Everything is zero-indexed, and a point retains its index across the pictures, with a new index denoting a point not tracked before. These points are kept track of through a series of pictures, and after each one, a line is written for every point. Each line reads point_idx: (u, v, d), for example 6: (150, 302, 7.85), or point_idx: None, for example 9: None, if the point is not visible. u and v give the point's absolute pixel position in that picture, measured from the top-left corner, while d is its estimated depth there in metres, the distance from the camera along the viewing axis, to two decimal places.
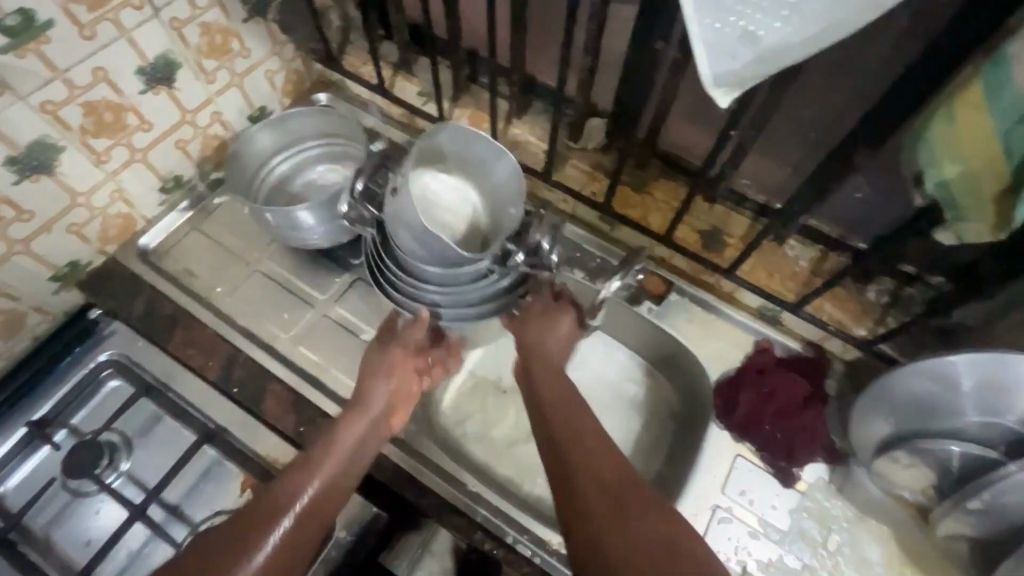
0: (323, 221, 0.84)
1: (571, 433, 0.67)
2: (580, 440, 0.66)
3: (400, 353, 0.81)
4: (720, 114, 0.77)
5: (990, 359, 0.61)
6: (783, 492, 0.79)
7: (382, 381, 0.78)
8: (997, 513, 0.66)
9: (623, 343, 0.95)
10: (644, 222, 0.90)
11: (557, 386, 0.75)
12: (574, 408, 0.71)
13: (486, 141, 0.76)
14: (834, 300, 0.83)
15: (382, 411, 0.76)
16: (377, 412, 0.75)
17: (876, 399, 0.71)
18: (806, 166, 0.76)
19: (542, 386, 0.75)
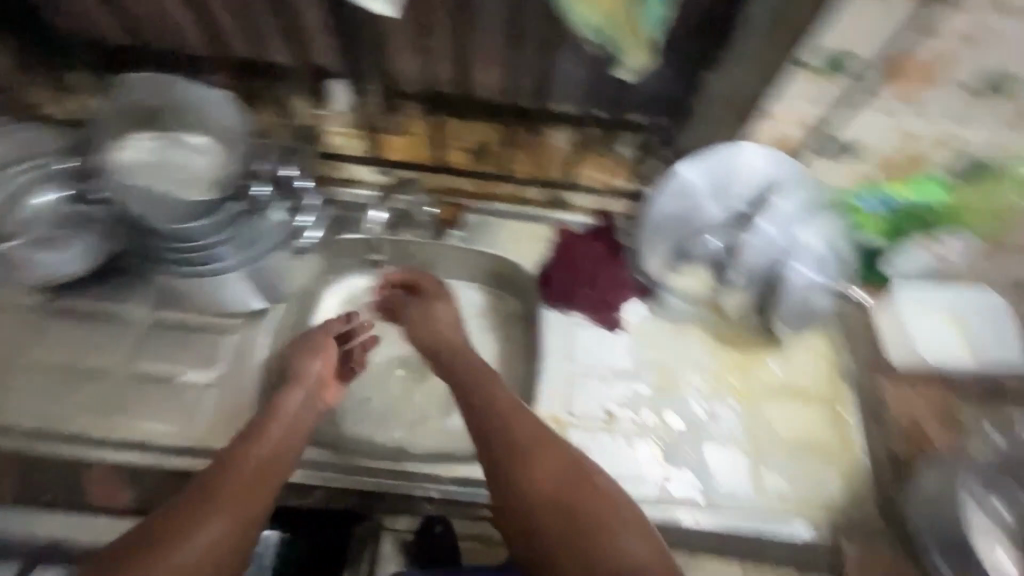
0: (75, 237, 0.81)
1: (505, 427, 0.69)
2: (512, 433, 0.68)
3: (320, 332, 0.80)
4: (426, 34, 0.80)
5: (710, 161, 0.81)
6: (617, 338, 0.90)
7: (314, 358, 0.77)
8: (750, 272, 0.83)
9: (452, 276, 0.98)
10: (417, 159, 0.95)
11: (480, 375, 0.75)
12: (496, 396, 0.72)
13: (180, 80, 0.71)
14: (596, 166, 0.94)
15: (315, 383, 0.75)
16: (310, 384, 0.75)
17: (651, 230, 0.87)
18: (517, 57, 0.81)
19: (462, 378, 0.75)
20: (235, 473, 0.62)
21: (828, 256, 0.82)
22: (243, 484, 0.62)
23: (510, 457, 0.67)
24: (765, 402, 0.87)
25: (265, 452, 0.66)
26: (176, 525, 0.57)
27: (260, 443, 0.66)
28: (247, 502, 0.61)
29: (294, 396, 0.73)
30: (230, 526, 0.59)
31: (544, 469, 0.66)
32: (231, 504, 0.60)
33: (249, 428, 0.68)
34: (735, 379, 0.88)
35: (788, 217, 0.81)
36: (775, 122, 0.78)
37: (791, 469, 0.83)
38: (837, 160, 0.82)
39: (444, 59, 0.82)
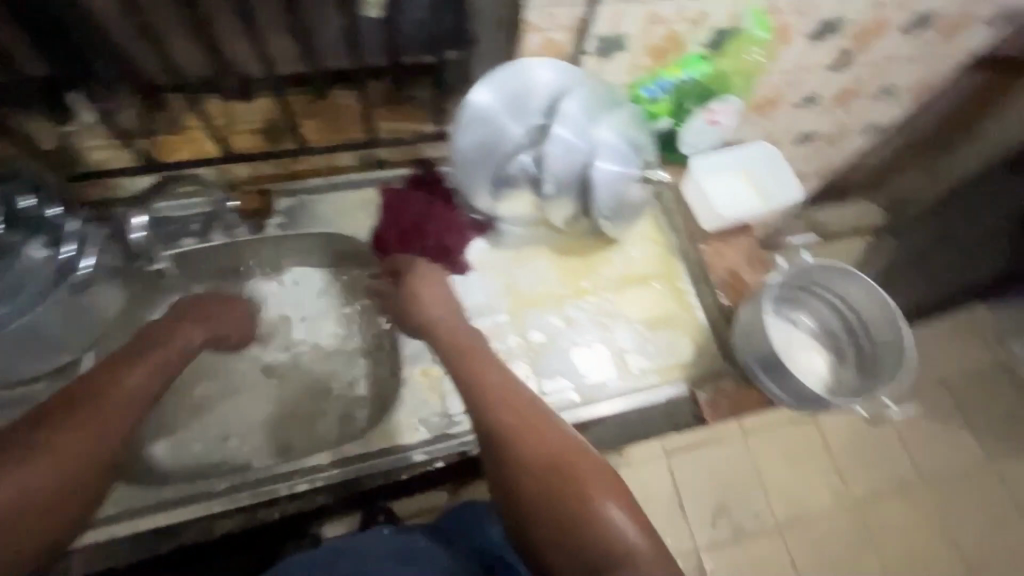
0: None
1: (530, 443, 0.66)
2: (528, 439, 0.66)
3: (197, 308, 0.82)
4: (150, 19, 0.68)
5: (499, 78, 0.82)
6: (465, 278, 0.93)
7: (183, 326, 0.78)
8: (564, 180, 0.86)
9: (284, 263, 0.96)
10: (204, 154, 0.87)
11: (511, 404, 0.70)
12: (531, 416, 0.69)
13: None
14: (397, 116, 0.91)
15: (187, 322, 0.79)
16: (184, 322, 0.78)
17: (467, 162, 0.86)
18: (271, 27, 0.72)
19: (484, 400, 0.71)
20: (77, 423, 0.62)
21: (626, 147, 0.88)
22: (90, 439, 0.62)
23: (511, 462, 0.65)
24: (612, 294, 0.94)
25: (109, 410, 0.65)
26: (8, 457, 0.58)
27: (108, 399, 0.65)
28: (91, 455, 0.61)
29: (151, 358, 0.71)
30: (90, 439, 0.62)
31: (569, 472, 0.62)
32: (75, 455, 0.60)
33: (118, 356, 0.70)
34: (581, 282, 0.94)
35: (583, 120, 0.85)
36: (537, 32, 0.80)
37: (646, 345, 0.91)
38: (607, 57, 0.86)
39: (185, 42, 0.71)
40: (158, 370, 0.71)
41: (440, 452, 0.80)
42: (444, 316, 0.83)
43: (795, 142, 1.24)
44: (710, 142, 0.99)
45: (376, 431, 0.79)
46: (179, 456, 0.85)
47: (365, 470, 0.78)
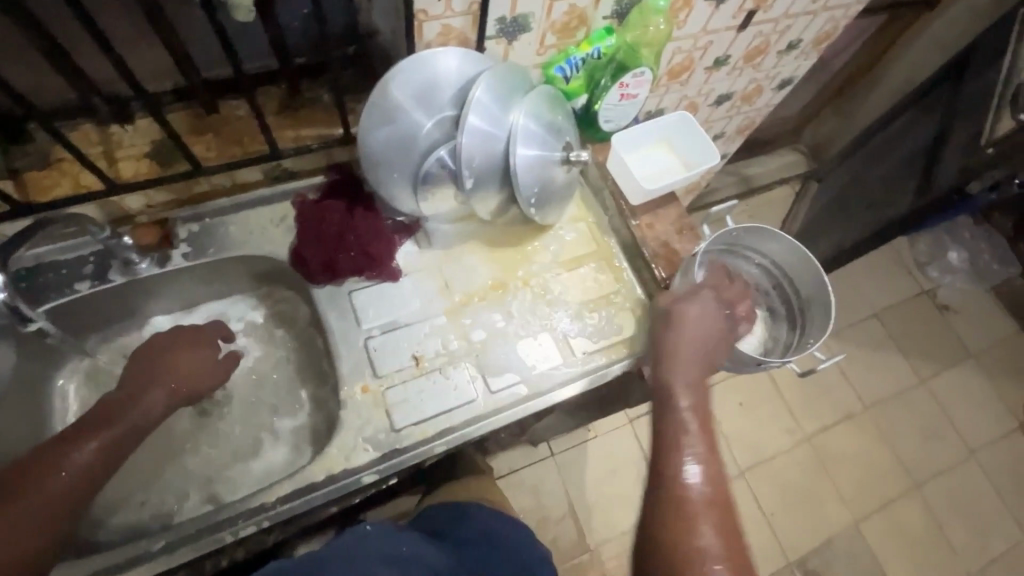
0: None
1: (692, 497, 0.67)
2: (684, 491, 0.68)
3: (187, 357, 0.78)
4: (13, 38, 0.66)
5: (397, 74, 0.78)
6: (399, 284, 0.88)
7: (181, 366, 0.77)
8: (482, 171, 0.82)
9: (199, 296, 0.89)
10: (81, 188, 0.76)
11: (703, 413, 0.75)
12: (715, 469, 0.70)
13: None
14: (299, 123, 0.85)
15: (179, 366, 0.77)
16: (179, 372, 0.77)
17: (378, 163, 0.84)
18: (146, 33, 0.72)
19: (669, 419, 0.73)
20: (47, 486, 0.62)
21: (542, 130, 0.85)
22: (91, 461, 0.65)
23: (673, 495, 0.68)
24: (551, 281, 0.93)
25: (106, 436, 0.67)
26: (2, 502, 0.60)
27: (108, 425, 0.68)
28: (93, 473, 0.65)
29: (141, 404, 0.72)
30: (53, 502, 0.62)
31: (688, 532, 0.65)
32: (78, 473, 0.64)
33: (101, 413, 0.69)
34: (518, 271, 0.93)
35: (496, 108, 0.80)
36: (436, 20, 0.76)
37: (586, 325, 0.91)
38: (513, 39, 0.84)
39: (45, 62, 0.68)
40: (163, 400, 0.73)
41: (390, 468, 0.78)
42: (690, 332, 0.78)
43: (710, 107, 1.26)
44: (631, 114, 0.97)
45: (323, 459, 0.76)
46: (111, 519, 0.78)
47: (313, 501, 0.74)
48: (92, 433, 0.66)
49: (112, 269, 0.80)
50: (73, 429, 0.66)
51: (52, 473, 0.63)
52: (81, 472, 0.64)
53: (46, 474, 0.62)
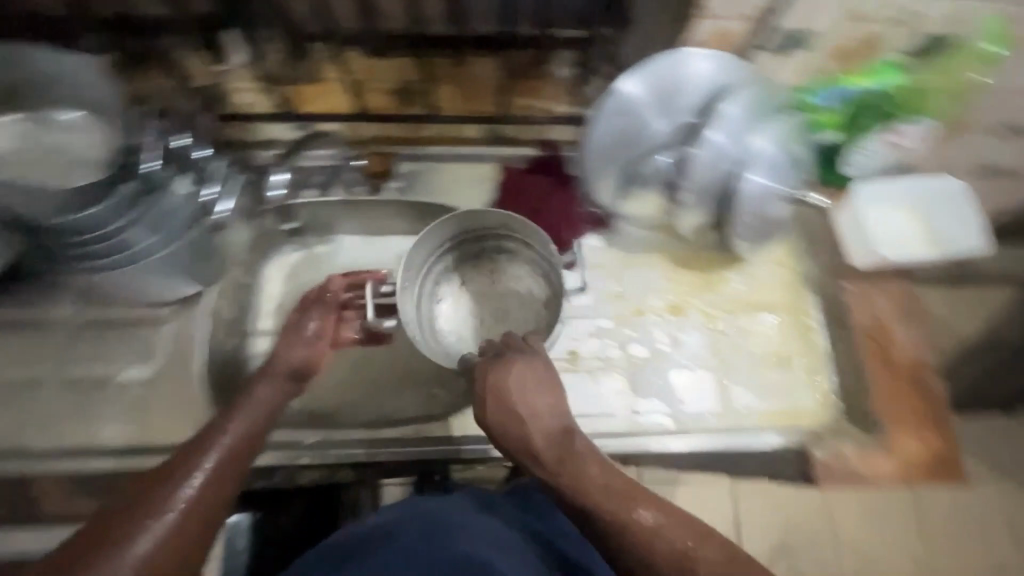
0: None
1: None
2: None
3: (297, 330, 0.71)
4: None
5: (648, 69, 0.75)
6: (574, 274, 0.87)
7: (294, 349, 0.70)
8: (708, 191, 0.76)
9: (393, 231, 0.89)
10: (337, 110, 0.87)
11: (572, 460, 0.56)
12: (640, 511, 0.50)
13: (25, 49, 0.60)
14: (532, 93, 0.86)
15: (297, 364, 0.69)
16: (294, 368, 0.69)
17: (597, 153, 0.79)
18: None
19: (597, 506, 0.51)
20: (152, 516, 0.47)
21: (784, 161, 0.76)
22: (236, 443, 0.57)
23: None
24: (728, 320, 0.86)
25: (244, 419, 0.60)
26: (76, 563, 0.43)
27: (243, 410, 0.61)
28: (239, 459, 0.56)
29: (258, 397, 0.63)
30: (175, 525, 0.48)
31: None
32: (226, 456, 0.55)
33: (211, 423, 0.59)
34: (698, 299, 0.86)
35: (742, 127, 0.74)
36: (716, 19, 0.70)
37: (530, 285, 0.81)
38: (788, 55, 0.75)
39: None
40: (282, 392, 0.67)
41: None
42: (539, 404, 0.60)
43: None
44: (880, 166, 0.86)
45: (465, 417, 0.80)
46: None
47: (443, 452, 0.78)
48: (234, 421, 0.59)
49: (335, 184, 0.87)
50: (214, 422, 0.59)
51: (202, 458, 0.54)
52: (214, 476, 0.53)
53: (199, 455, 0.54)
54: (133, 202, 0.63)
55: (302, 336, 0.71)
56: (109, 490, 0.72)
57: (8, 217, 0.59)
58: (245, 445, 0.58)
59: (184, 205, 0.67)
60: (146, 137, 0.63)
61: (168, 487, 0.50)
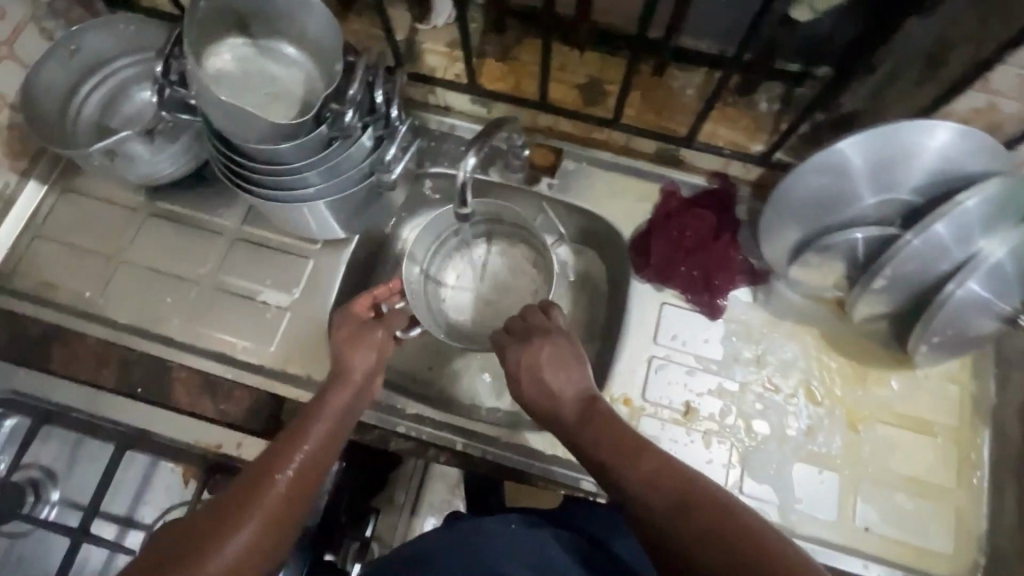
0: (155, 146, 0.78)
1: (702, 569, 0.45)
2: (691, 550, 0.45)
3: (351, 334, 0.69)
4: None
5: (879, 134, 0.62)
6: (711, 325, 0.80)
7: (359, 355, 0.67)
8: (902, 282, 0.67)
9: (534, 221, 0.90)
10: (517, 92, 0.83)
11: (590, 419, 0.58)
12: (651, 466, 0.51)
13: None
14: (724, 122, 0.80)
15: (365, 375, 0.67)
16: (360, 379, 0.66)
17: (780, 206, 0.71)
18: None
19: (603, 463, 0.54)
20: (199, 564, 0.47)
21: (1012, 274, 0.64)
22: (289, 489, 0.55)
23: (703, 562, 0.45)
24: (875, 426, 0.76)
25: (304, 453, 0.58)
26: None
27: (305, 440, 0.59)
28: (290, 505, 0.54)
29: (329, 412, 0.62)
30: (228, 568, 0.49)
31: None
32: (274, 507, 0.53)
33: (279, 442, 0.58)
34: (844, 393, 0.77)
35: (977, 225, 0.62)
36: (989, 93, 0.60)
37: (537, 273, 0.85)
38: None
39: None
40: (348, 413, 0.64)
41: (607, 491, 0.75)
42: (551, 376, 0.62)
43: None
44: None
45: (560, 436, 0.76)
46: None
47: (527, 465, 0.76)
48: (291, 456, 0.57)
49: (493, 165, 0.85)
50: (272, 456, 0.57)
51: (250, 507, 0.52)
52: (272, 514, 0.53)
53: (260, 494, 0.53)
54: (326, 144, 0.66)
55: (364, 349, 0.68)
56: (227, 398, 0.76)
57: (222, 129, 0.63)
58: (310, 474, 0.57)
59: (365, 156, 0.70)
60: (354, 86, 0.64)
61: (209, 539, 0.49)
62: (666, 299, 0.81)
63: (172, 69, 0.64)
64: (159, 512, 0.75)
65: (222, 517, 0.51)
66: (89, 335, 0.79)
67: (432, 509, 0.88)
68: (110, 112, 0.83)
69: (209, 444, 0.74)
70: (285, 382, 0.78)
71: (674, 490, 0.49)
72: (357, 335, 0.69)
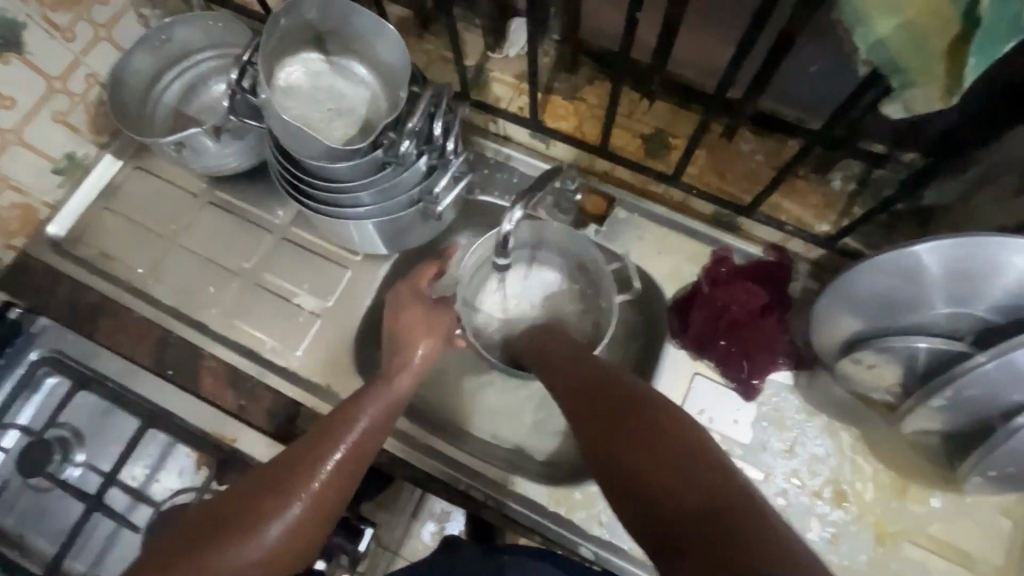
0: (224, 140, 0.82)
1: (595, 399, 0.56)
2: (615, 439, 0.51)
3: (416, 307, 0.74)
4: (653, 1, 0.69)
5: (966, 244, 0.56)
6: (743, 405, 0.75)
7: (409, 350, 0.71)
8: (964, 405, 0.61)
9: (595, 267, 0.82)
10: (579, 134, 0.81)
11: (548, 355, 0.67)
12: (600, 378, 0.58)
13: (360, 8, 0.64)
14: (791, 196, 0.76)
15: (416, 370, 0.70)
16: (413, 373, 0.70)
17: (839, 296, 0.66)
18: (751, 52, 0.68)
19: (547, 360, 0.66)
20: (259, 515, 0.55)
21: None
22: (327, 483, 0.58)
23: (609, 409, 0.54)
24: (906, 548, 0.70)
25: (345, 449, 0.60)
26: (198, 543, 0.53)
27: (343, 439, 0.61)
28: (330, 494, 0.58)
29: (384, 394, 0.66)
30: (285, 530, 0.55)
31: (666, 444, 0.47)
32: (312, 500, 0.57)
33: (330, 419, 0.63)
34: (876, 504, 0.71)
35: None
36: None
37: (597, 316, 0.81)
38: None
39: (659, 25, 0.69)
40: (388, 405, 0.66)
41: (604, 562, 0.72)
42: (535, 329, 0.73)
43: None
44: None
45: (564, 493, 0.74)
46: None
47: (527, 517, 0.74)
48: (331, 451, 0.60)
49: (542, 204, 0.81)
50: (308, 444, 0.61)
51: (292, 493, 0.57)
52: (325, 487, 0.58)
53: (313, 468, 0.58)
54: (380, 168, 0.66)
55: (422, 338, 0.72)
56: (248, 395, 0.78)
57: (285, 142, 0.64)
58: (359, 455, 0.61)
59: (416, 182, 0.69)
60: (414, 117, 0.63)
61: (253, 521, 0.55)
62: (699, 369, 0.77)
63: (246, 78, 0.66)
64: (168, 493, 0.77)
65: (259, 499, 0.56)
66: (135, 311, 0.83)
67: (431, 516, 0.87)
68: (185, 103, 0.87)
69: (226, 435, 0.76)
70: (304, 387, 0.79)
71: (602, 397, 0.56)
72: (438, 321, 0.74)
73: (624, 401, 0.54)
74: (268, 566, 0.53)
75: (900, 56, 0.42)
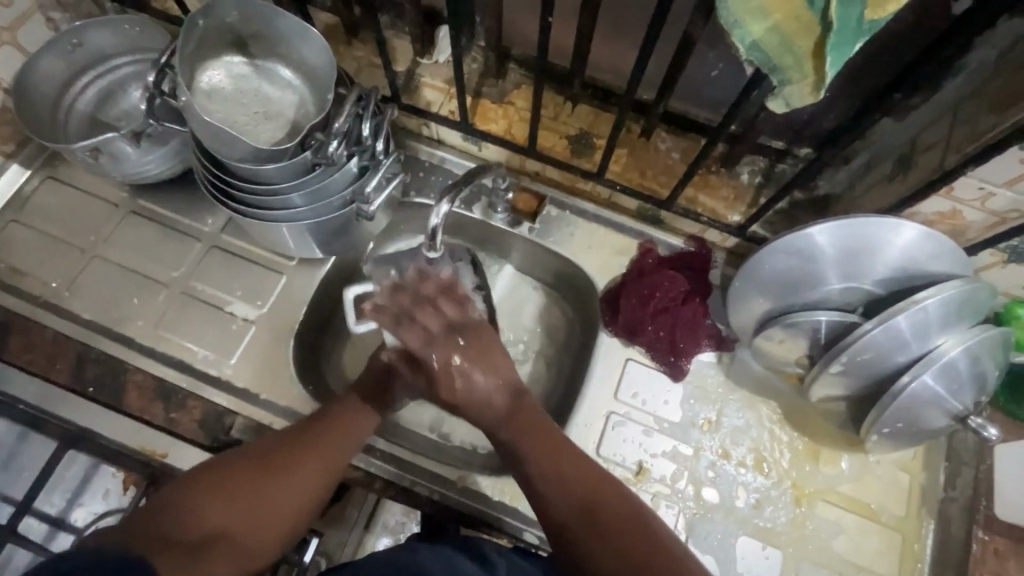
0: (147, 149, 0.78)
1: (570, 494, 0.56)
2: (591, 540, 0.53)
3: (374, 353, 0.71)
4: (571, 8, 0.73)
5: (847, 225, 0.64)
6: (672, 386, 0.80)
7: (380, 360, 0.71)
8: (857, 370, 0.68)
9: (527, 273, 0.91)
10: (508, 135, 0.84)
11: (530, 433, 0.60)
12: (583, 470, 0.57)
13: (282, 12, 0.64)
14: (705, 190, 0.82)
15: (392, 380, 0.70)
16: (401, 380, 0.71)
17: (749, 277, 0.72)
18: (661, 58, 0.74)
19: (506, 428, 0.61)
20: (259, 480, 0.58)
21: (967, 374, 0.65)
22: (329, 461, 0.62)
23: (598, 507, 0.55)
24: (821, 507, 0.76)
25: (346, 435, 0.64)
26: (197, 493, 0.55)
27: (341, 428, 0.65)
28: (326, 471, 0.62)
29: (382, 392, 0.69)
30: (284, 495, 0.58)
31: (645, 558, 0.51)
32: (310, 473, 0.60)
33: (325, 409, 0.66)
34: (794, 468, 0.77)
35: (934, 324, 0.63)
36: (952, 199, 0.63)
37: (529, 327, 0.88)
38: (1013, 264, 0.68)
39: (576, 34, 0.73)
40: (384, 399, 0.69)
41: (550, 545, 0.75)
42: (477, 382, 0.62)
43: None
44: None
45: (507, 483, 0.76)
46: (335, 374, 0.86)
47: (473, 508, 0.75)
48: (331, 435, 0.64)
49: (476, 203, 0.85)
50: (304, 447, 0.62)
51: (296, 467, 0.60)
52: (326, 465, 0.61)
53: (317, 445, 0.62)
54: (308, 169, 0.66)
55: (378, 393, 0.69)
56: (179, 408, 0.76)
57: (207, 145, 0.63)
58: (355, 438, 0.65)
59: (348, 184, 0.70)
60: (341, 118, 0.63)
61: (224, 511, 0.55)
62: (629, 355, 0.81)
63: (165, 80, 0.65)
64: (91, 517, 0.74)
65: (257, 484, 0.57)
66: (49, 327, 0.78)
67: (385, 528, 0.82)
68: (100, 111, 0.83)
69: (155, 450, 0.73)
70: (239, 396, 0.78)
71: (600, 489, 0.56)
72: (482, 346, 0.64)
73: (611, 501, 0.55)
74: (260, 526, 0.56)
75: (774, 54, 0.47)
